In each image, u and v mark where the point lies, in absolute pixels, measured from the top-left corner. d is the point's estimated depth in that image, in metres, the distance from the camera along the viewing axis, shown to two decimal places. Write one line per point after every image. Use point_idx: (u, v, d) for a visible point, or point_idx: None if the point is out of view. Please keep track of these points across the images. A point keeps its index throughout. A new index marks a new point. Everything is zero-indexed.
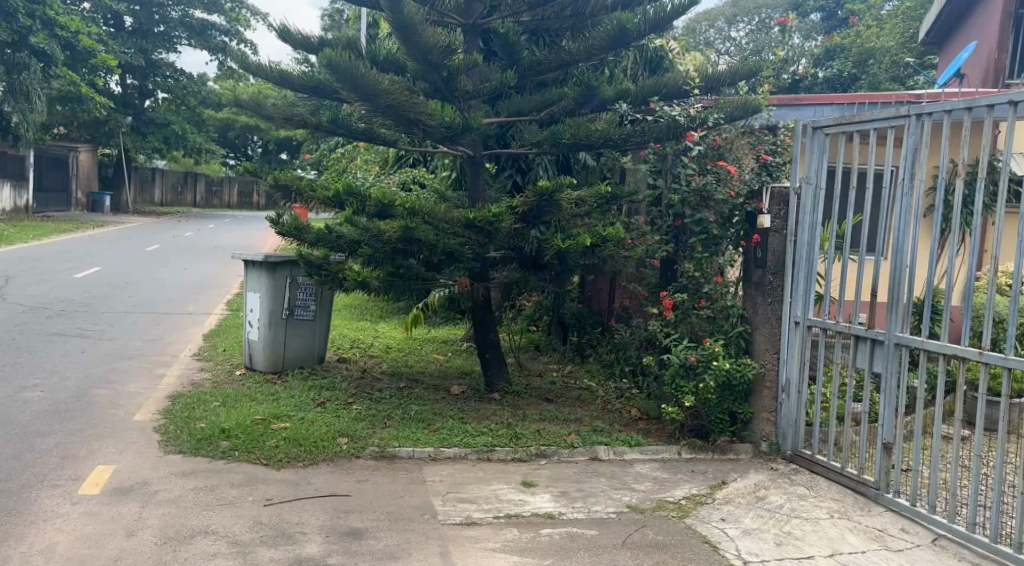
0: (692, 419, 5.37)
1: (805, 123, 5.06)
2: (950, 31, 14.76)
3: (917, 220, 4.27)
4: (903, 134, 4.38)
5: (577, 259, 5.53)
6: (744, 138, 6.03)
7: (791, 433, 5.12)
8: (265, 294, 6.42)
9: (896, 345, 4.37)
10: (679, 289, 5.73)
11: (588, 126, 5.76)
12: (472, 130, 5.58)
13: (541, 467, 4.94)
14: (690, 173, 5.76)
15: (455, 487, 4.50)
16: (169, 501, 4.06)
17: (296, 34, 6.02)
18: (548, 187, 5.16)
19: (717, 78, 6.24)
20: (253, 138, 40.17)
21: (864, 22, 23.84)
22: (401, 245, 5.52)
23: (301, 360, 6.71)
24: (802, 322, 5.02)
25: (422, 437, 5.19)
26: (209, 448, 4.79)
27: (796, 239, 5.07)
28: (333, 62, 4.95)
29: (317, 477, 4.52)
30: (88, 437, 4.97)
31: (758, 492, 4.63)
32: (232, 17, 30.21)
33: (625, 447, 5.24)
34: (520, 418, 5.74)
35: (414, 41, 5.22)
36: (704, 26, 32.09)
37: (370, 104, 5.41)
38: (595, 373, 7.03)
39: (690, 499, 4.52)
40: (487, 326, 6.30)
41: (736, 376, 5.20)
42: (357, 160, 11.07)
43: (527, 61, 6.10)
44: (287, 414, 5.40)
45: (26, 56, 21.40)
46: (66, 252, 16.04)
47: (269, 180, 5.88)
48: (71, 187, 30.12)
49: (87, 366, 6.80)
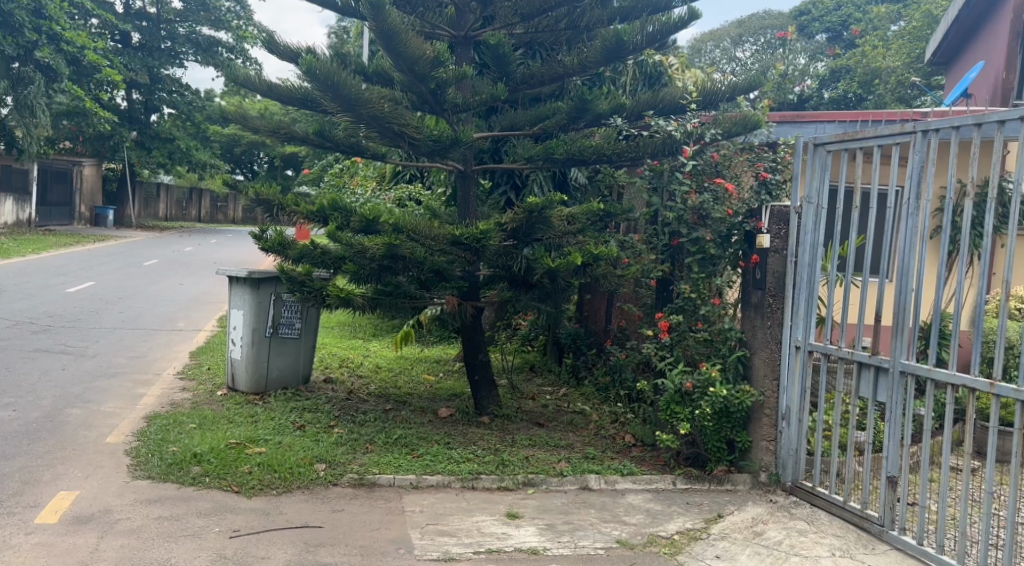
0: (689, 447, 5.20)
1: (806, 140, 4.85)
2: (955, 51, 14.62)
3: (922, 242, 4.06)
4: (909, 151, 4.17)
5: (569, 278, 5.32)
6: (744, 154, 5.79)
7: (791, 464, 4.87)
8: (248, 311, 6.22)
9: (902, 373, 4.13)
10: (674, 311, 5.47)
11: (580, 142, 5.63)
12: (461, 144, 5.36)
13: (528, 497, 4.70)
14: (685, 190, 5.49)
15: (435, 518, 4.27)
16: (129, 531, 3.83)
17: (283, 45, 5.80)
18: (536, 203, 4.95)
19: (716, 92, 6.02)
20: (259, 154, 40.30)
21: (869, 42, 23.79)
22: (386, 262, 5.32)
23: (285, 381, 6.52)
24: (802, 346, 4.79)
25: (404, 463, 4.96)
26: (180, 473, 4.57)
27: (797, 259, 4.86)
28: (312, 68, 4.75)
29: (290, 506, 4.29)
30: (55, 460, 4.76)
31: (755, 527, 4.38)
32: (239, 35, 30.10)
33: (617, 475, 5.00)
34: (509, 443, 5.51)
35: (399, 51, 5.06)
36: (709, 46, 32.09)
37: (353, 115, 5.23)
38: (589, 397, 6.78)
39: (684, 533, 4.27)
40: (476, 346, 6.09)
41: (734, 403, 4.95)
42: (356, 175, 10.93)
43: (520, 75, 5.91)
44: (263, 438, 5.17)
45: (30, 70, 21.67)
46: (62, 266, 15.92)
47: (249, 194, 5.50)
48: (74, 200, 30.13)
49: (66, 384, 6.60)
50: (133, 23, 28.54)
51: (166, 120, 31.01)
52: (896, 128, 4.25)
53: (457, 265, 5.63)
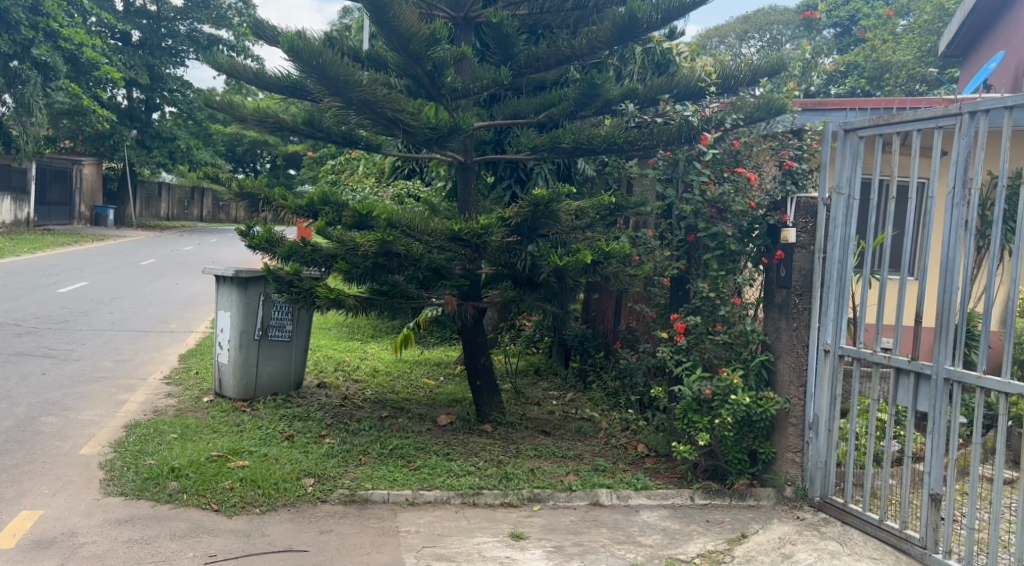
0: (707, 459, 4.81)
1: (836, 125, 4.46)
2: (973, 42, 14.07)
3: (970, 236, 3.64)
4: (954, 135, 3.76)
5: (577, 276, 4.92)
6: (767, 141, 5.31)
7: (820, 478, 4.49)
8: (235, 313, 5.85)
9: (946, 380, 3.72)
10: (691, 312, 5.06)
11: (590, 130, 5.23)
12: (461, 131, 4.90)
13: (534, 515, 4.32)
14: (703, 181, 5.12)
15: (432, 540, 3.88)
16: (93, 557, 3.46)
17: (269, 27, 5.25)
18: (543, 195, 4.53)
19: (735, 75, 5.62)
20: (260, 153, 40.00)
21: (879, 36, 23.35)
22: (381, 260, 4.94)
23: (276, 387, 6.13)
24: (832, 350, 4.41)
25: (399, 477, 4.58)
26: (155, 490, 4.20)
27: (825, 256, 4.48)
28: (295, 47, 4.38)
29: (273, 527, 3.91)
30: (23, 476, 4.40)
31: (784, 548, 4.00)
32: (240, 32, 29.79)
33: (630, 490, 4.62)
34: (513, 454, 5.12)
35: (391, 27, 4.64)
36: (713, 41, 31.33)
37: (342, 100, 4.86)
38: (598, 403, 6.38)
39: (705, 557, 3.88)
40: (476, 348, 5.69)
41: (757, 412, 4.56)
42: (352, 172, 10.58)
43: (523, 57, 5.49)
44: (248, 449, 4.79)
45: (26, 67, 21.09)
46: (56, 265, 15.64)
47: (233, 187, 5.21)
48: (74, 200, 29.78)
49: (44, 390, 6.25)
50: (133, 21, 28.24)
51: (167, 119, 30.74)
52: (938, 110, 3.85)
53: (456, 262, 5.26)
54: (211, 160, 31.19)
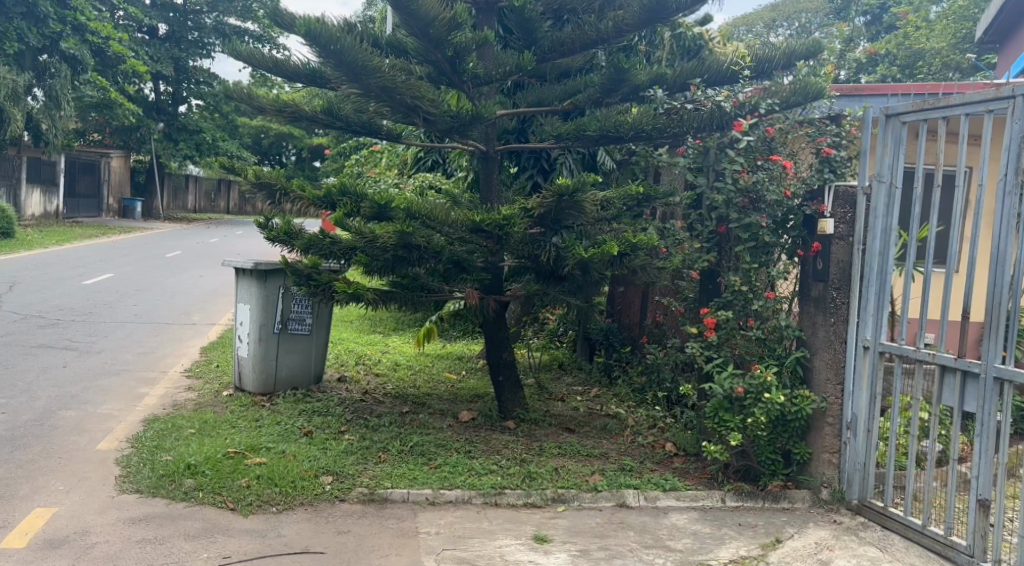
0: (739, 460, 4.59)
1: (878, 110, 4.20)
2: (1010, 29, 13.62)
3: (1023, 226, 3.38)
4: (1007, 119, 3.51)
5: (601, 269, 4.72)
6: (804, 128, 5.06)
7: (858, 480, 4.27)
8: (254, 306, 5.77)
9: (997, 380, 3.47)
10: (722, 306, 4.88)
11: (616, 116, 5.03)
12: (482, 121, 4.83)
13: (558, 516, 4.18)
14: (736, 169, 4.93)
15: (452, 542, 3.75)
16: (105, 558, 3.37)
17: (286, 14, 5.06)
18: (567, 184, 4.35)
19: (769, 59, 5.39)
20: (285, 145, 40.18)
21: (911, 23, 22.75)
22: (401, 253, 4.77)
23: (296, 382, 6.04)
24: (872, 346, 4.17)
25: (419, 475, 4.45)
26: (171, 487, 4.11)
27: (865, 248, 4.24)
28: (312, 31, 4.25)
29: (290, 527, 3.80)
30: (39, 471, 4.34)
31: (821, 554, 3.81)
32: (265, 24, 29.86)
33: (657, 491, 4.45)
34: (536, 452, 4.96)
35: (410, 12, 4.47)
36: (739, 30, 30.78)
37: (359, 86, 4.72)
38: (624, 399, 6.22)
39: (738, 563, 3.70)
40: (498, 343, 5.53)
41: (792, 411, 4.36)
42: (375, 164, 10.48)
43: (547, 41, 5.33)
44: (265, 446, 4.69)
45: (55, 60, 21.36)
46: (82, 258, 15.78)
47: (249, 178, 5.09)
48: (102, 193, 30.06)
49: (65, 384, 6.22)
50: (160, 14, 28.40)
51: (194, 112, 30.98)
52: (990, 92, 3.58)
53: (478, 255, 5.08)
54: (236, 152, 31.37)
